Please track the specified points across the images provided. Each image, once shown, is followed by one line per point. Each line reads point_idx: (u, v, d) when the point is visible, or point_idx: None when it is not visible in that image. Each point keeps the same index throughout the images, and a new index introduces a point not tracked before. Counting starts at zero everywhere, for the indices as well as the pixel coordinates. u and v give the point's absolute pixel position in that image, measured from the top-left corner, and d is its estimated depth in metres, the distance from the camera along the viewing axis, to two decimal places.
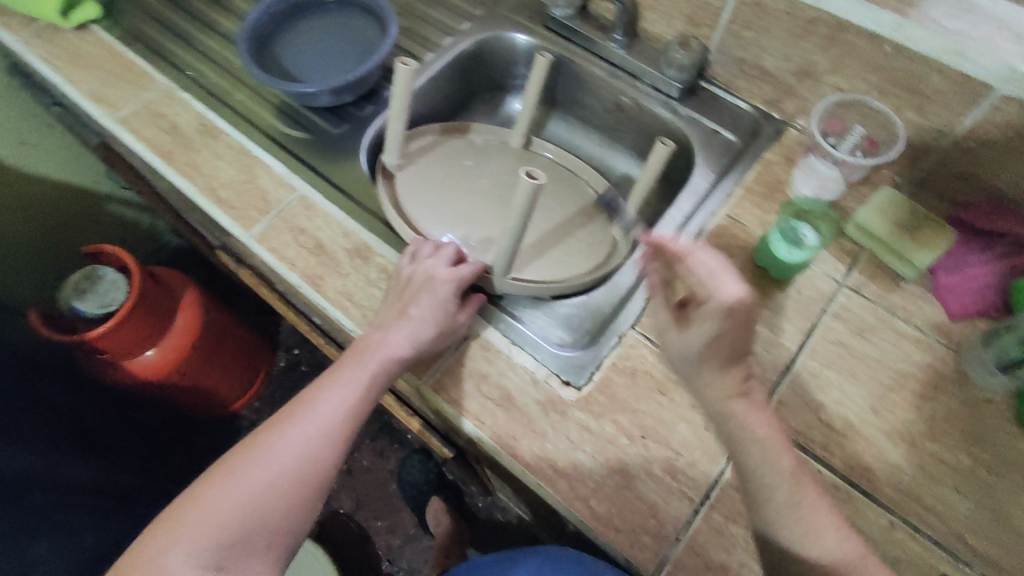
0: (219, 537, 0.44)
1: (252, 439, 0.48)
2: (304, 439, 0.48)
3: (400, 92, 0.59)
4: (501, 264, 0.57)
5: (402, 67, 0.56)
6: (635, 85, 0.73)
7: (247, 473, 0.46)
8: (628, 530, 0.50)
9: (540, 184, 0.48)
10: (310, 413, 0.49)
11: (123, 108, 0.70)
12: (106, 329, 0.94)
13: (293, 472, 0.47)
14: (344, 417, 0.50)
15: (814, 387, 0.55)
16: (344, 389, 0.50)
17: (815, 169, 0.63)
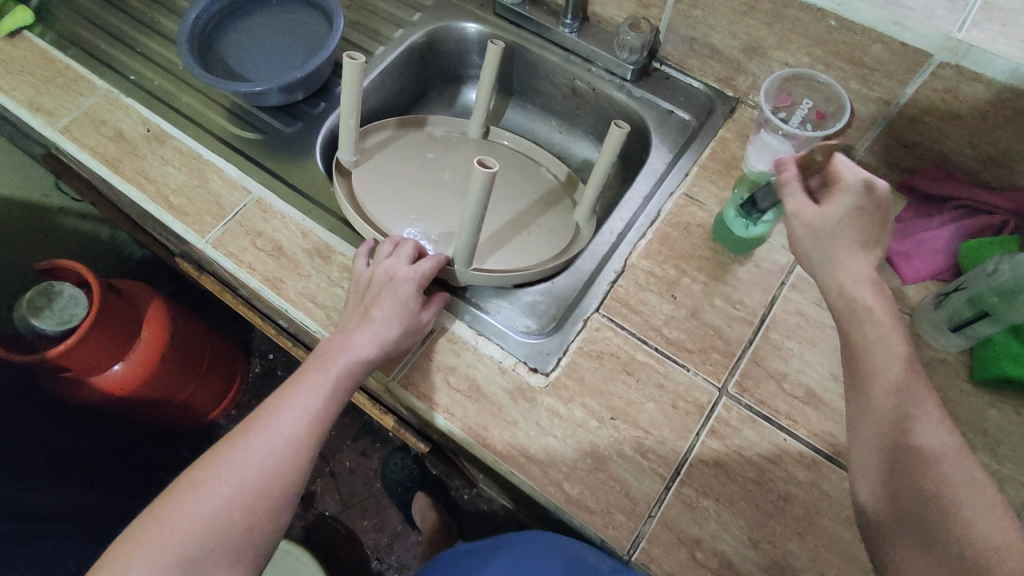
0: (184, 554, 0.43)
1: (214, 451, 0.47)
2: (268, 448, 0.47)
3: (350, 87, 0.58)
4: (463, 256, 0.57)
5: (351, 62, 0.55)
6: (589, 70, 0.73)
7: (210, 486, 0.45)
8: (602, 510, 0.50)
9: (494, 172, 0.48)
10: (274, 422, 0.48)
11: (64, 117, 0.68)
12: (66, 346, 0.92)
13: (258, 483, 0.46)
14: (310, 423, 0.49)
15: (776, 358, 0.56)
16: (308, 395, 0.49)
17: (766, 144, 0.62)
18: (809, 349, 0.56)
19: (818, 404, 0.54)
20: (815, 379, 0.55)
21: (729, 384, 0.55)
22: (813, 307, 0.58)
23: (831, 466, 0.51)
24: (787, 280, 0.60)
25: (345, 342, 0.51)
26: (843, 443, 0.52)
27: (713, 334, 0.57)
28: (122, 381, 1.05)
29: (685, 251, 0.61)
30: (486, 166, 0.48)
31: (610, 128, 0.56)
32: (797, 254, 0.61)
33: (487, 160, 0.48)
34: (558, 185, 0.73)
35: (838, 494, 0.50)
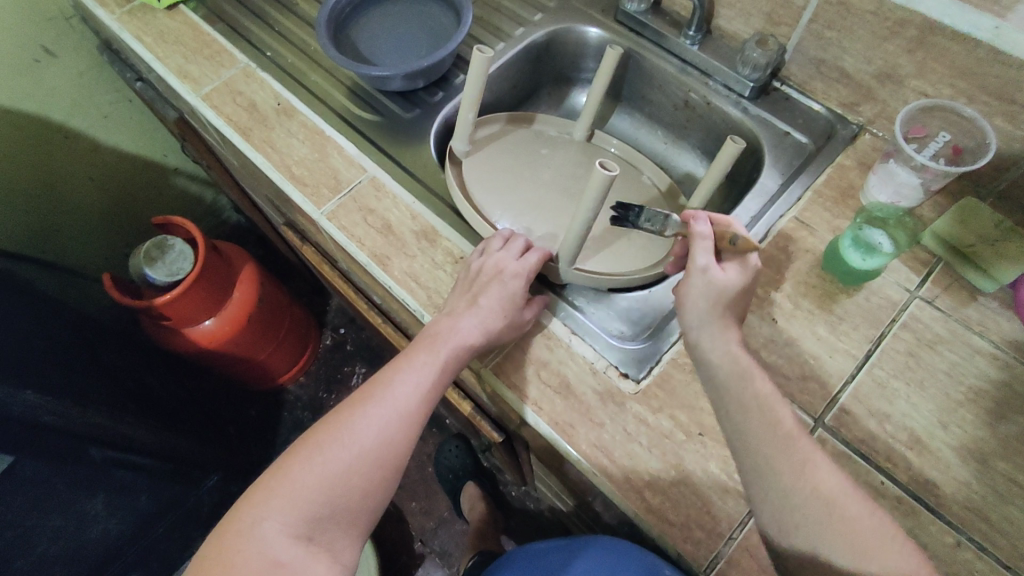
0: (310, 511, 0.45)
1: (333, 417, 0.50)
2: (384, 419, 0.49)
3: (475, 79, 0.60)
4: (567, 256, 0.57)
5: (479, 55, 0.57)
6: (706, 84, 0.72)
7: (333, 449, 0.48)
8: (682, 524, 0.50)
9: (614, 176, 0.49)
10: (388, 396, 0.51)
11: (205, 85, 0.74)
12: (173, 296, 0.99)
13: (375, 450, 0.48)
14: (421, 400, 0.51)
15: (880, 397, 0.54)
16: (419, 373, 0.52)
17: (893, 175, 0.60)
18: (916, 392, 0.54)
19: (922, 451, 0.51)
20: (920, 424, 0.52)
21: (826, 415, 0.53)
22: (924, 349, 0.56)
23: (931, 517, 0.49)
24: (898, 318, 0.57)
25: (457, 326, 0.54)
26: (946, 494, 0.49)
27: (813, 363, 0.55)
28: (217, 334, 1.12)
29: (789, 275, 0.60)
30: (606, 169, 0.48)
31: (725, 141, 0.56)
32: (912, 292, 0.58)
33: (607, 164, 0.49)
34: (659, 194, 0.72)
35: (937, 547, 0.48)
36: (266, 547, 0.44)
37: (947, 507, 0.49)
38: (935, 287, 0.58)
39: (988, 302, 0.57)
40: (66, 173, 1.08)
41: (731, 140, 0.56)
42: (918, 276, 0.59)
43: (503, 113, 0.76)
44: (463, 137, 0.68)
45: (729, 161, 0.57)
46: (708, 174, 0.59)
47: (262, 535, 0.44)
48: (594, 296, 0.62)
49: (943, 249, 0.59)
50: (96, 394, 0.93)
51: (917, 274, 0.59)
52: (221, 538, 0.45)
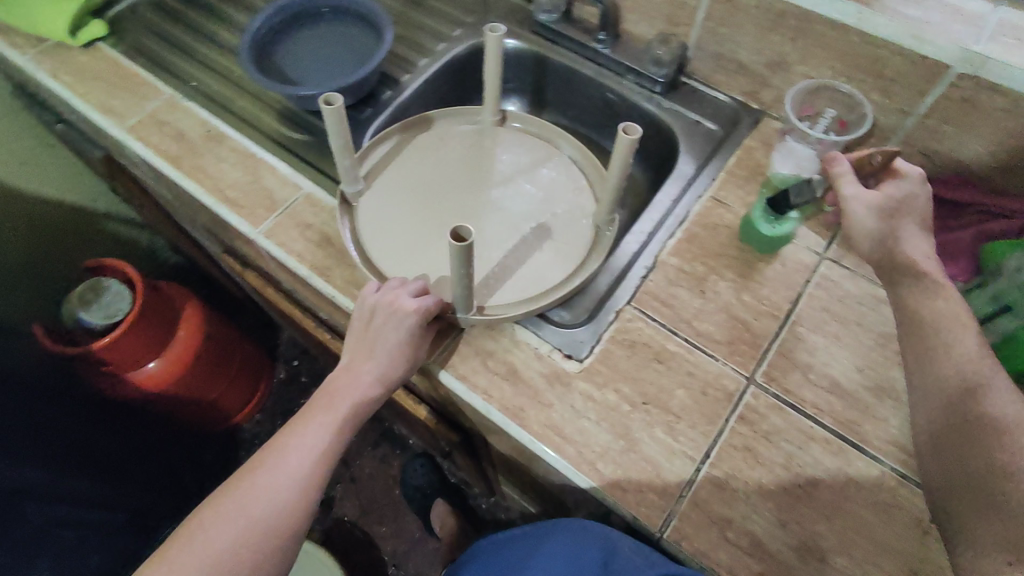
0: None
1: (228, 489, 0.52)
2: (277, 486, 0.51)
3: (335, 130, 0.56)
4: (461, 304, 0.55)
5: (327, 107, 0.53)
6: (620, 82, 0.77)
7: (222, 522, 0.50)
8: (635, 489, 0.52)
9: (470, 244, 0.45)
10: (280, 462, 0.53)
11: (129, 118, 0.74)
12: (112, 340, 0.96)
13: (269, 519, 0.50)
14: (315, 461, 0.53)
15: (802, 351, 0.58)
16: (314, 434, 0.54)
17: (792, 151, 0.65)
18: (834, 342, 0.59)
19: (844, 395, 0.56)
20: (840, 371, 0.57)
21: (755, 374, 0.57)
22: (837, 303, 0.61)
23: (856, 452, 0.53)
24: (811, 278, 0.62)
25: (351, 379, 0.56)
26: (869, 431, 0.54)
27: (741, 327, 0.60)
28: (162, 377, 1.09)
29: (711, 250, 0.64)
30: (460, 238, 0.44)
31: (618, 134, 0.52)
32: (820, 254, 0.64)
33: (462, 232, 0.45)
34: (582, 170, 0.71)
35: (864, 479, 0.52)
36: None
37: (870, 443, 0.54)
38: (841, 248, 0.64)
39: None
40: None
41: (621, 133, 0.51)
42: (824, 239, 0.65)
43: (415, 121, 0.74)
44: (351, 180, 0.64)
45: (626, 154, 0.53)
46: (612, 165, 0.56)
47: None
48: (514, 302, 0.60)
49: None
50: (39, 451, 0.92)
51: (823, 238, 0.65)
52: None
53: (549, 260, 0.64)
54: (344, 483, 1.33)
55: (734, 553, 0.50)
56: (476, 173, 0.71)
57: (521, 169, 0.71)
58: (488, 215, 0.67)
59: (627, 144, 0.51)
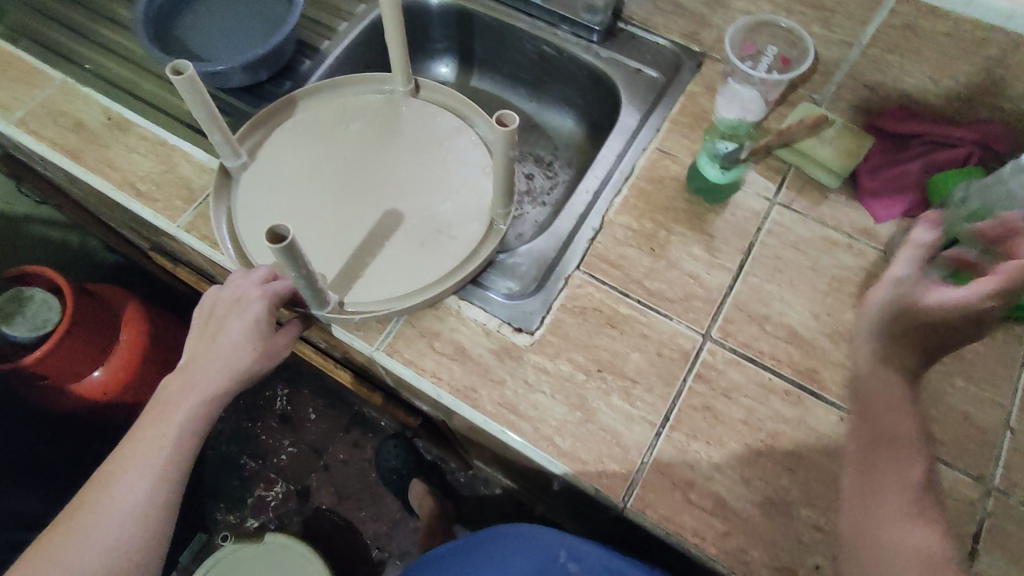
0: None
1: (71, 519, 0.49)
2: (120, 511, 0.49)
3: (196, 102, 0.53)
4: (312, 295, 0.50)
5: (176, 76, 0.50)
6: (555, 33, 0.73)
7: (67, 556, 0.48)
8: (595, 461, 0.51)
9: (290, 243, 0.43)
10: (120, 486, 0.49)
11: (19, 110, 0.67)
12: (44, 353, 0.91)
13: (122, 540, 0.48)
14: (159, 477, 0.50)
15: (757, 302, 0.57)
16: (153, 449, 0.50)
17: (735, 94, 0.61)
18: (788, 290, 0.57)
19: (800, 343, 0.55)
20: (795, 319, 0.56)
21: (711, 330, 0.55)
22: (790, 250, 0.59)
23: (816, 401, 0.52)
24: (762, 227, 0.60)
25: (193, 380, 0.50)
26: (826, 378, 0.53)
27: (692, 282, 0.58)
28: (108, 386, 1.04)
29: (658, 205, 0.62)
30: (278, 238, 0.42)
31: (493, 123, 0.48)
32: (770, 200, 0.61)
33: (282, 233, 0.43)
34: (488, 149, 0.65)
35: (824, 427, 0.51)
36: None
37: (829, 389, 0.53)
38: (791, 192, 0.62)
39: (839, 196, 0.61)
40: None
41: (499, 123, 0.48)
42: (774, 184, 0.62)
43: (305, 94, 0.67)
44: (231, 152, 0.60)
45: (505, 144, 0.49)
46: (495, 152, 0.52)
47: None
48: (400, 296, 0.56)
49: (790, 154, 0.62)
50: None
51: (773, 183, 0.62)
52: None
53: (443, 245, 0.59)
54: (319, 472, 1.31)
55: (699, 516, 0.49)
56: (372, 147, 0.65)
57: (423, 145, 0.65)
58: (382, 195, 0.62)
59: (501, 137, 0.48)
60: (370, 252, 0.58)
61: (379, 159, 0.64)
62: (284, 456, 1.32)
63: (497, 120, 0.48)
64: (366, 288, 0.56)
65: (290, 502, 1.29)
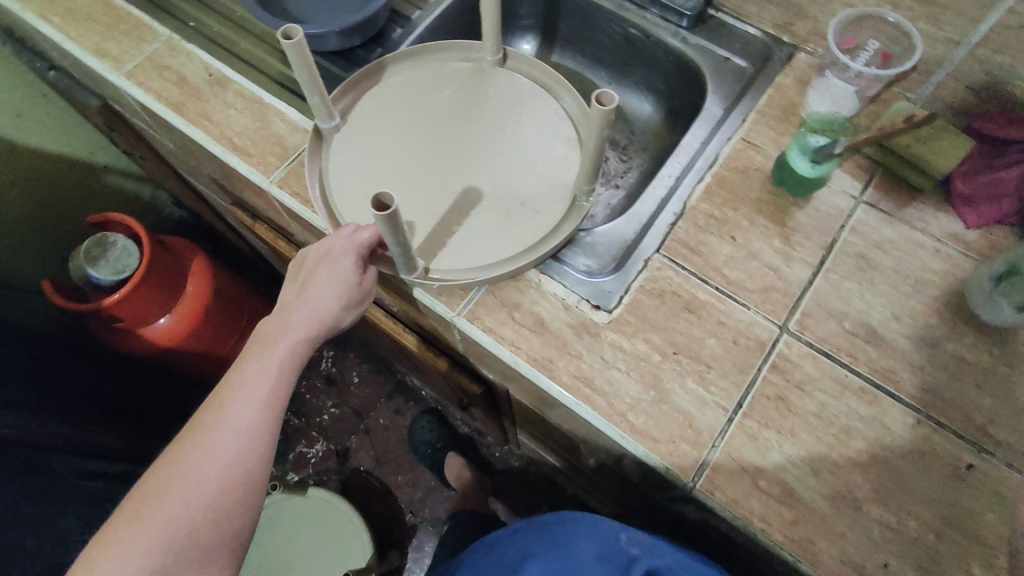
0: (154, 557, 0.45)
1: (171, 453, 0.48)
2: (223, 442, 0.48)
3: (300, 62, 0.54)
4: (402, 263, 0.53)
5: (287, 40, 0.52)
6: (643, 16, 0.73)
7: (173, 487, 0.46)
8: (667, 440, 0.52)
9: (394, 211, 0.45)
10: (222, 416, 0.48)
11: (128, 63, 0.71)
12: (121, 296, 0.96)
13: (225, 470, 0.47)
14: (261, 406, 0.49)
15: (838, 298, 0.56)
16: (254, 380, 0.50)
17: (829, 88, 0.62)
18: (870, 289, 0.57)
19: (880, 342, 0.54)
20: (875, 318, 0.55)
21: (789, 322, 0.56)
22: (875, 250, 0.58)
23: (892, 401, 0.52)
24: (847, 224, 0.60)
25: (288, 325, 0.51)
26: (905, 380, 0.53)
27: (772, 274, 0.58)
28: (174, 333, 1.09)
29: (741, 195, 0.62)
30: (384, 207, 0.45)
31: (592, 102, 0.48)
32: (856, 198, 0.61)
33: (384, 204, 0.45)
34: (573, 126, 0.65)
35: (899, 428, 0.51)
36: None
37: (906, 391, 0.53)
38: (878, 192, 0.61)
39: (929, 199, 0.61)
40: None
41: (595, 102, 0.48)
42: (861, 182, 0.61)
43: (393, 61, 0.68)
44: (327, 114, 0.62)
45: (599, 125, 0.49)
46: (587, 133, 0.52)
47: None
48: (485, 268, 0.57)
49: (882, 155, 0.61)
50: (41, 408, 0.92)
51: (860, 181, 0.62)
52: None
53: (525, 221, 0.60)
54: (359, 434, 1.35)
55: (767, 502, 0.50)
56: (459, 118, 0.66)
57: (510, 117, 0.66)
58: (467, 167, 0.63)
59: (598, 116, 0.48)
60: (456, 221, 0.60)
61: (466, 131, 0.65)
62: (326, 416, 1.37)
63: (596, 98, 0.49)
64: (451, 255, 0.58)
65: (330, 461, 1.33)
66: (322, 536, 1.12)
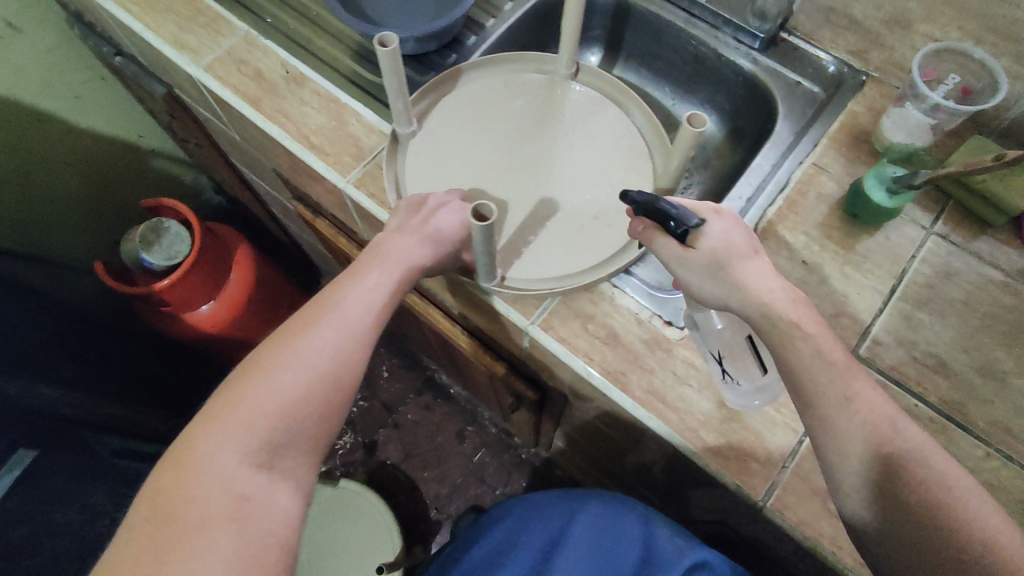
0: (266, 433, 0.42)
1: (282, 336, 0.46)
2: (339, 336, 0.47)
3: (392, 71, 0.55)
4: (485, 270, 0.54)
5: (383, 49, 0.53)
6: (716, 36, 0.73)
7: (287, 367, 0.45)
8: (737, 458, 0.53)
9: (490, 222, 0.47)
10: (339, 310, 0.48)
11: (205, 55, 0.71)
12: (172, 281, 0.97)
13: (339, 363, 0.46)
14: (375, 312, 0.49)
15: (908, 328, 0.57)
16: (372, 287, 0.50)
17: (907, 118, 0.62)
18: (939, 320, 0.58)
19: (949, 373, 0.55)
20: (944, 349, 0.56)
21: (859, 348, 0.57)
22: (945, 281, 0.59)
23: (960, 432, 0.53)
24: (918, 254, 0.60)
25: (394, 246, 0.52)
26: (973, 412, 0.54)
27: (843, 300, 0.59)
28: (218, 318, 1.10)
29: (813, 219, 0.62)
30: (482, 218, 0.47)
31: (683, 124, 0.50)
32: (927, 229, 0.62)
33: (484, 210, 0.47)
34: (645, 142, 0.65)
35: (967, 459, 0.52)
36: (223, 480, 0.40)
37: (974, 423, 0.53)
38: (948, 224, 0.62)
39: (998, 234, 0.61)
40: (37, 157, 1.04)
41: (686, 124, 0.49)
42: (931, 214, 0.62)
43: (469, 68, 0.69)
44: (405, 120, 0.63)
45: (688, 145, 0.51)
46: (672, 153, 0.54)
47: (215, 463, 0.41)
48: (558, 282, 0.58)
49: (956, 189, 0.61)
50: (100, 386, 0.92)
51: (931, 213, 0.62)
52: (160, 477, 0.40)
53: (598, 236, 0.61)
54: (387, 428, 1.36)
55: (836, 525, 0.51)
56: (533, 129, 0.67)
57: (583, 130, 0.66)
58: (540, 177, 0.64)
59: (689, 136, 0.50)
60: (530, 232, 0.61)
61: (540, 142, 0.66)
62: (355, 408, 1.38)
63: (687, 120, 0.50)
64: (527, 266, 0.59)
65: (357, 453, 1.35)
66: (359, 528, 1.13)
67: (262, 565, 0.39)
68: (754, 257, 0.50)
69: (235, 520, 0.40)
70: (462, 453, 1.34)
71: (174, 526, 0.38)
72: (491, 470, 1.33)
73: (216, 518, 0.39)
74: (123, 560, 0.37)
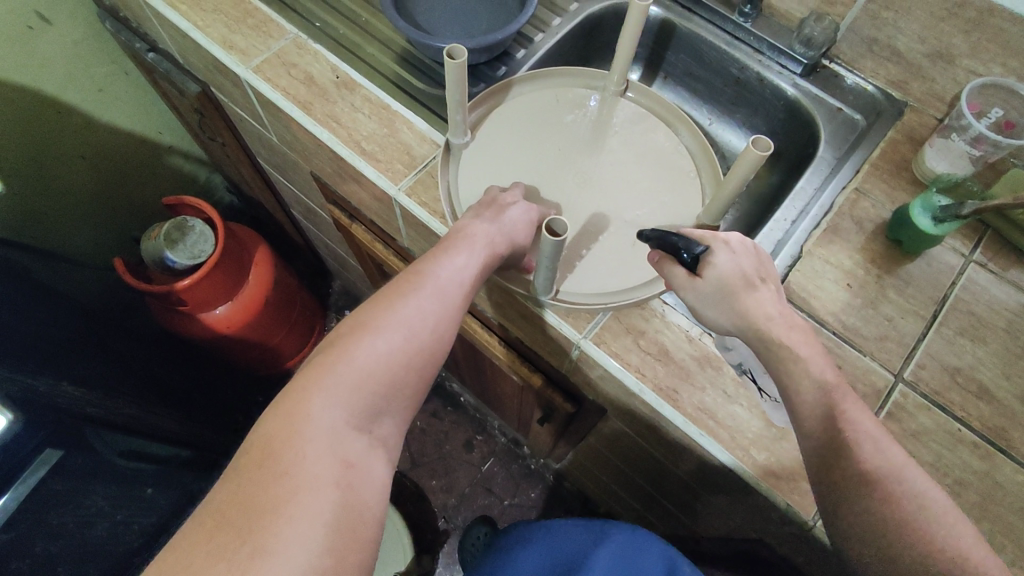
0: (369, 395, 0.45)
1: (381, 305, 0.49)
2: (433, 310, 0.50)
3: (454, 85, 0.55)
4: (543, 285, 0.55)
5: (451, 62, 0.52)
6: (759, 60, 0.75)
7: (388, 334, 0.48)
8: (788, 477, 0.53)
9: (562, 238, 0.47)
10: (433, 286, 0.51)
11: (254, 57, 0.71)
12: (194, 281, 0.96)
13: (431, 337, 0.50)
14: (465, 291, 0.52)
15: (951, 353, 0.59)
16: (462, 266, 0.52)
17: (949, 147, 0.64)
18: (980, 346, 0.59)
19: (991, 399, 0.57)
20: (987, 376, 0.58)
21: (903, 371, 0.58)
22: (985, 309, 0.61)
23: (1004, 458, 0.54)
24: (958, 281, 0.62)
25: (477, 230, 0.54)
26: (1015, 438, 0.55)
27: (886, 324, 0.60)
28: (232, 321, 1.09)
29: (857, 244, 0.64)
30: (554, 233, 0.47)
31: (746, 147, 0.49)
32: (966, 257, 0.63)
33: (556, 226, 0.47)
34: (692, 161, 0.67)
35: (1012, 485, 0.53)
36: (332, 435, 0.43)
37: (1017, 449, 0.55)
38: (986, 253, 0.64)
39: None
40: (57, 150, 1.03)
41: (750, 147, 0.49)
42: (969, 243, 0.64)
43: (521, 81, 0.70)
44: (459, 131, 0.63)
45: (750, 169, 0.50)
46: (729, 178, 0.54)
47: (325, 418, 0.43)
48: (611, 298, 0.59)
49: (994, 220, 0.64)
50: (122, 387, 0.90)
51: (969, 242, 0.64)
52: (271, 426, 0.42)
53: (647, 253, 0.61)
54: None
55: None
56: (584, 144, 0.67)
57: (633, 146, 0.67)
58: (592, 192, 0.64)
59: (752, 161, 0.49)
60: (583, 247, 0.62)
61: (591, 156, 0.67)
62: None
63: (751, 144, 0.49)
64: (580, 280, 0.60)
65: None
66: None
67: (361, 523, 0.41)
68: (764, 288, 0.49)
69: (338, 477, 0.41)
70: (471, 462, 1.34)
71: (287, 479, 0.40)
72: (499, 480, 1.33)
73: (322, 474, 0.41)
74: (239, 505, 0.38)
